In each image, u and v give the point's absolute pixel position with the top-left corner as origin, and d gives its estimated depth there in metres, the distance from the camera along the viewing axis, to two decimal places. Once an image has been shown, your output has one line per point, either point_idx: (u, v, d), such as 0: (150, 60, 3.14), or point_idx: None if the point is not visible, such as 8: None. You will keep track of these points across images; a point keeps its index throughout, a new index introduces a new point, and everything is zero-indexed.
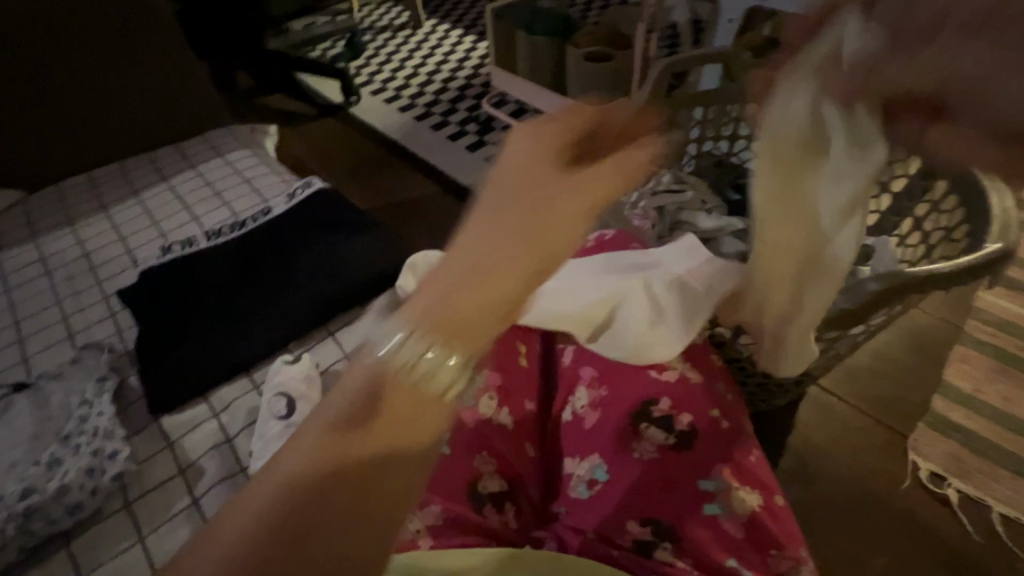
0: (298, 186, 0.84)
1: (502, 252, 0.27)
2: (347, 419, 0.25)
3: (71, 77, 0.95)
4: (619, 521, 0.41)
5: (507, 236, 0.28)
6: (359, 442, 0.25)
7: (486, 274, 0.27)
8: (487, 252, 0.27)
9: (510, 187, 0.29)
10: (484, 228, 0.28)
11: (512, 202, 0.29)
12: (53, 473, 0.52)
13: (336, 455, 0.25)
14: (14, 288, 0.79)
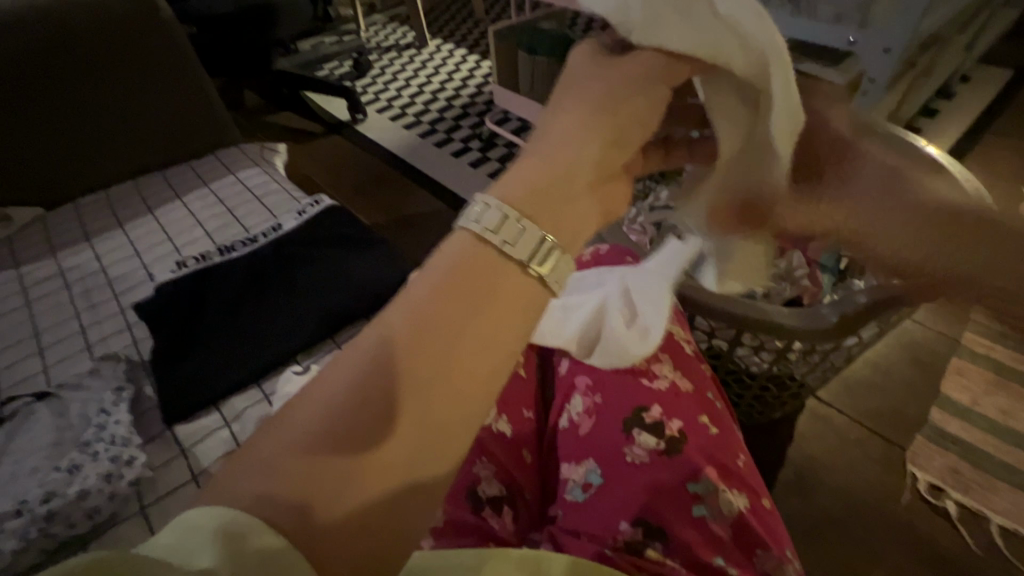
0: (308, 202, 0.87)
1: (578, 151, 0.34)
2: (426, 305, 0.29)
3: (87, 100, 0.97)
4: (611, 523, 0.42)
5: (581, 134, 0.34)
6: (441, 323, 0.29)
7: (562, 169, 0.33)
8: (566, 151, 0.33)
9: (587, 94, 0.34)
10: (561, 133, 0.34)
11: (589, 106, 0.34)
12: (73, 478, 0.54)
13: (421, 332, 0.29)
14: (33, 301, 0.82)
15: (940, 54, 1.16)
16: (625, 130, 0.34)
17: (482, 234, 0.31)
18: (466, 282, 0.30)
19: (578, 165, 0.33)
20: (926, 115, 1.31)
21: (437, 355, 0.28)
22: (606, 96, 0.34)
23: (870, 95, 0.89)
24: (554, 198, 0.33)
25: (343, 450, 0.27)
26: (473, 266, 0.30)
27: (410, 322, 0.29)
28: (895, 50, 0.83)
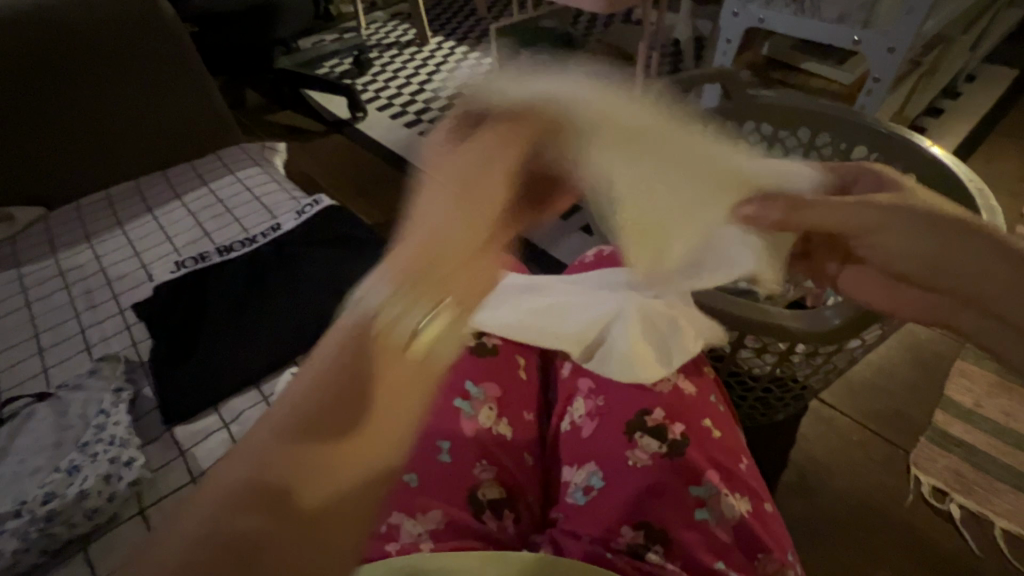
0: (308, 202, 0.87)
1: (457, 216, 0.30)
2: (319, 384, 0.27)
3: (86, 99, 0.97)
4: (613, 526, 0.42)
5: (458, 199, 0.30)
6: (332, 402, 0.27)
7: (443, 235, 0.29)
8: (443, 217, 0.30)
9: (453, 164, 0.31)
10: (435, 207, 0.30)
11: (462, 172, 0.31)
12: (73, 478, 0.54)
13: (307, 420, 0.27)
14: (34, 301, 0.82)
15: (945, 52, 1.15)
16: (493, 192, 0.31)
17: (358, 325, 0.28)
18: (348, 367, 0.27)
19: (453, 235, 0.30)
20: (928, 116, 1.31)
21: (321, 441, 0.26)
22: (479, 165, 0.31)
23: (874, 96, 0.88)
24: (439, 274, 0.29)
25: (233, 546, 0.25)
26: (359, 352, 0.28)
27: (295, 408, 0.27)
28: (899, 52, 0.81)
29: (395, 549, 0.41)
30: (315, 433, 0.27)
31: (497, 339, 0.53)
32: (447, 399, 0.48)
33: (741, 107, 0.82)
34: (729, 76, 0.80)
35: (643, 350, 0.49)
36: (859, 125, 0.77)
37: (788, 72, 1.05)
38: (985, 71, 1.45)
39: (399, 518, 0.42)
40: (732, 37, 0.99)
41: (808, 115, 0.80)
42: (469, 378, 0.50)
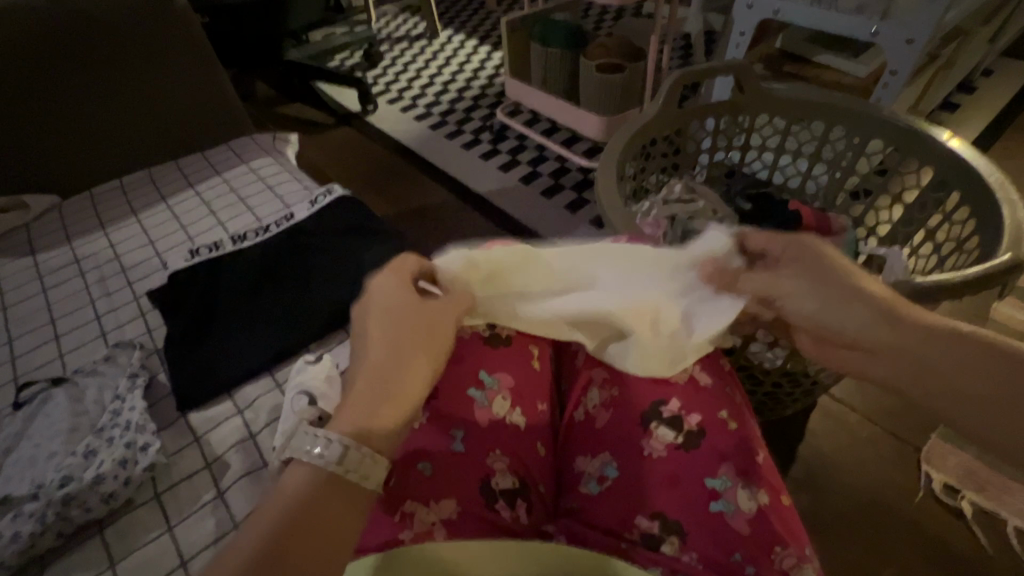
0: (319, 192, 0.87)
1: (403, 361, 0.42)
2: (298, 507, 0.36)
3: (96, 85, 0.97)
4: (627, 517, 0.43)
5: (395, 349, 0.42)
6: (308, 514, 0.36)
7: (394, 373, 0.41)
8: (385, 362, 0.42)
9: (380, 329, 0.43)
10: (390, 346, 0.42)
11: (401, 330, 0.43)
12: (89, 462, 0.55)
13: (290, 530, 0.35)
14: (50, 288, 0.83)
15: (964, 45, 1.13)
16: (431, 331, 0.44)
17: (321, 464, 0.37)
18: (322, 497, 0.37)
19: (392, 374, 0.41)
20: (943, 110, 1.30)
21: (307, 544, 0.35)
22: (414, 323, 0.44)
23: (890, 88, 0.86)
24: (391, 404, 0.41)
25: None
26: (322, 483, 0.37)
27: (279, 526, 0.35)
28: (918, 41, 0.80)
29: (408, 537, 0.42)
30: (298, 537, 0.35)
31: (511, 330, 0.52)
32: (459, 388, 0.47)
33: (754, 100, 0.82)
34: (742, 69, 0.79)
35: (668, 321, 0.49)
36: (877, 121, 0.75)
37: (802, 65, 1.03)
38: (1003, 65, 1.43)
39: (413, 507, 0.43)
40: (746, 30, 0.98)
41: (821, 108, 0.79)
42: (484, 368, 0.49)
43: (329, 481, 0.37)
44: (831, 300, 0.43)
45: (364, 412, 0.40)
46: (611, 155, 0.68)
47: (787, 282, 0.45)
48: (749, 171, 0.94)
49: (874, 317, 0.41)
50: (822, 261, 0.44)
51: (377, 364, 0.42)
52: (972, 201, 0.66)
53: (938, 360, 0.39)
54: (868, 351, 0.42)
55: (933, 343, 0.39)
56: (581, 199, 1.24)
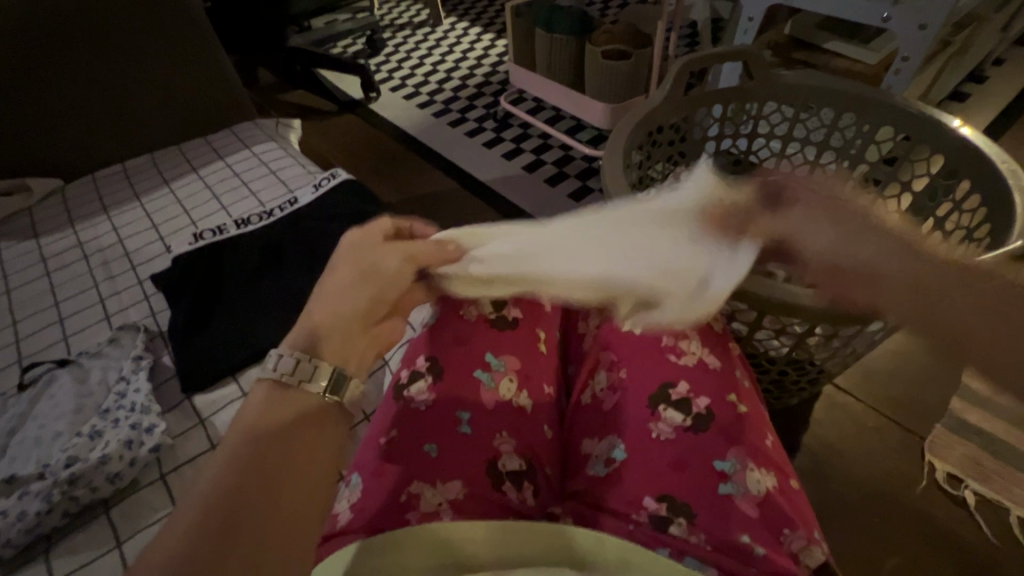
0: (322, 177, 0.87)
1: (354, 294, 0.46)
2: (263, 413, 0.38)
3: (99, 69, 0.96)
4: (634, 499, 0.42)
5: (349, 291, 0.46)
6: (274, 425, 0.37)
7: (346, 304, 0.45)
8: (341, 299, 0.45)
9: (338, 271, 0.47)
10: (345, 289, 0.46)
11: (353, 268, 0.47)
12: (96, 443, 0.55)
13: (259, 440, 0.36)
14: (54, 271, 0.82)
15: (977, 32, 1.11)
16: (387, 286, 0.47)
17: (281, 377, 0.40)
18: (288, 414, 0.39)
19: (347, 316, 0.45)
20: (952, 101, 1.28)
21: (280, 452, 0.36)
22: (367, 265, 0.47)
23: (902, 74, 0.85)
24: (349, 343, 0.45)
25: (231, 509, 0.32)
26: (281, 402, 0.39)
27: (248, 441, 0.36)
28: (931, 26, 0.79)
29: (414, 517, 0.41)
30: (269, 444, 0.36)
31: (518, 313, 0.52)
32: (466, 370, 0.48)
33: (764, 85, 0.80)
34: (751, 54, 0.78)
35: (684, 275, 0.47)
36: (888, 108, 0.74)
37: (812, 53, 1.01)
38: (1013, 55, 1.41)
39: (419, 487, 0.42)
40: (755, 16, 0.96)
41: (830, 96, 0.78)
42: (490, 350, 0.49)
43: (291, 393, 0.40)
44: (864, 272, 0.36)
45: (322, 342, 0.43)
46: (617, 143, 0.67)
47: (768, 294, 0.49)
48: (757, 160, 0.93)
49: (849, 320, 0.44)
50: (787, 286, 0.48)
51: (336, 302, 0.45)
52: (986, 189, 0.65)
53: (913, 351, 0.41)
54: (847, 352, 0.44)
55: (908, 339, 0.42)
56: (585, 187, 1.24)
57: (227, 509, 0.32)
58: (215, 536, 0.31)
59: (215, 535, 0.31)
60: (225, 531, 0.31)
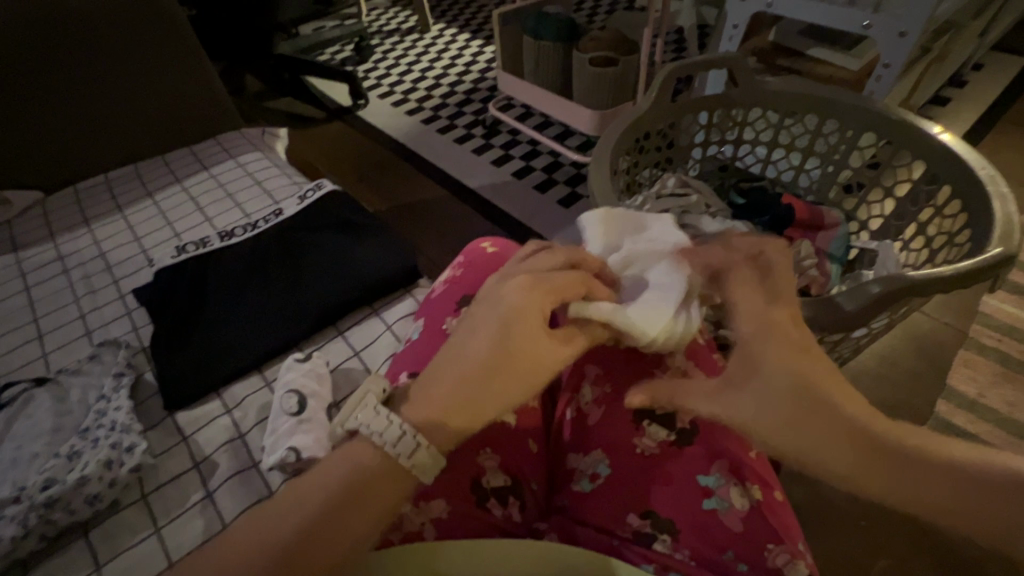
0: (308, 187, 0.86)
1: (474, 375, 0.37)
2: (353, 474, 0.36)
3: (75, 78, 0.94)
4: (620, 515, 0.43)
5: (478, 378, 0.37)
6: (360, 483, 0.36)
7: (459, 386, 0.37)
8: (474, 379, 0.37)
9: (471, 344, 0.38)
10: (474, 360, 0.37)
11: (480, 338, 0.38)
12: (74, 464, 0.54)
13: (339, 502, 0.35)
14: (33, 286, 0.81)
15: (957, 39, 1.13)
16: None
17: (386, 449, 0.37)
18: (374, 480, 0.36)
19: (464, 387, 0.37)
20: (933, 105, 1.31)
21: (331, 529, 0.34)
22: (497, 336, 0.38)
23: (883, 81, 0.86)
24: (452, 410, 0.37)
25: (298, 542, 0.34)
26: (372, 470, 0.37)
27: (348, 475, 0.36)
28: (911, 33, 0.79)
29: (397, 537, 0.42)
30: (341, 511, 0.35)
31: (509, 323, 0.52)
32: None
33: (749, 92, 0.81)
34: (736, 62, 0.78)
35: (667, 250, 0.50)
36: (873, 115, 0.75)
37: (795, 59, 1.03)
38: (990, 61, 1.45)
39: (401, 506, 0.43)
40: (739, 23, 0.97)
41: (815, 103, 0.78)
42: None
43: (386, 469, 0.36)
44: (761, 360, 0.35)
45: (435, 423, 0.37)
46: (604, 150, 0.67)
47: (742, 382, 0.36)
48: (742, 165, 0.94)
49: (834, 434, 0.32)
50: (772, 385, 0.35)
51: (460, 369, 0.38)
52: (965, 194, 0.65)
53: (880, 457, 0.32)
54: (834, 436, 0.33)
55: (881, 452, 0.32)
56: (574, 193, 1.24)
57: (281, 544, 0.34)
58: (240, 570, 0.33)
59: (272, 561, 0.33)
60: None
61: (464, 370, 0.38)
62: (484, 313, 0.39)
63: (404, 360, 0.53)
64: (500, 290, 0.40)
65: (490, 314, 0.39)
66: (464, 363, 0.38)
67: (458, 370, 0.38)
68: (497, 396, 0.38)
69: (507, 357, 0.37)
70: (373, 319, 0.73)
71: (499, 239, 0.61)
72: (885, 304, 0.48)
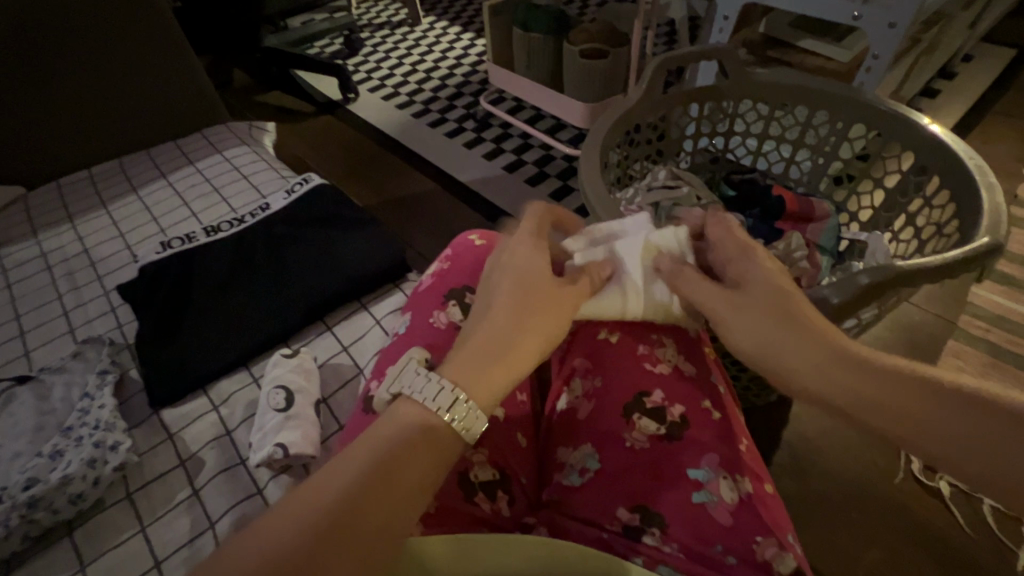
0: (296, 181, 0.85)
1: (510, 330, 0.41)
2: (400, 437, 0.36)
3: (52, 71, 0.92)
4: (609, 508, 0.43)
5: (505, 331, 0.41)
6: (397, 461, 0.35)
7: (493, 340, 0.41)
8: (506, 332, 0.41)
9: (491, 306, 0.43)
10: (505, 318, 0.41)
11: (507, 300, 0.42)
12: (56, 463, 0.53)
13: (368, 486, 0.34)
14: (14, 283, 0.80)
15: (946, 31, 1.13)
16: None
17: (433, 408, 0.37)
18: (421, 440, 0.36)
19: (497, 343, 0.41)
20: (923, 97, 1.31)
21: (362, 524, 0.33)
22: (522, 293, 0.43)
23: (873, 72, 0.85)
24: (489, 364, 0.40)
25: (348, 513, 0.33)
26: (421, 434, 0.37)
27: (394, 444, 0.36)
28: (900, 25, 0.79)
29: None
30: (368, 500, 0.33)
31: None
32: None
33: (740, 84, 0.80)
34: (727, 53, 0.78)
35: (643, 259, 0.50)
36: (862, 105, 0.74)
37: (786, 51, 1.02)
38: (980, 53, 1.45)
39: None
40: (729, 14, 0.97)
41: (807, 94, 0.78)
42: None
43: (432, 429, 0.37)
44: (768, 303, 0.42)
45: (476, 373, 0.40)
46: (594, 142, 0.66)
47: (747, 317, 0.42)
48: (734, 158, 0.93)
49: (818, 355, 0.39)
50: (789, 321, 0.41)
51: (493, 325, 0.41)
52: (953, 185, 0.65)
53: (867, 384, 0.38)
54: (823, 358, 0.39)
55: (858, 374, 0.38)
56: (565, 187, 1.23)
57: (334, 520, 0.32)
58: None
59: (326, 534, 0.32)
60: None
61: (495, 324, 0.41)
62: (505, 277, 0.44)
63: (389, 355, 0.53)
64: (505, 264, 0.45)
65: (509, 277, 0.44)
66: (498, 319, 0.42)
67: (491, 327, 0.41)
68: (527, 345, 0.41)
69: (532, 309, 0.42)
70: (361, 313, 0.73)
71: (487, 231, 0.61)
72: (873, 294, 0.48)
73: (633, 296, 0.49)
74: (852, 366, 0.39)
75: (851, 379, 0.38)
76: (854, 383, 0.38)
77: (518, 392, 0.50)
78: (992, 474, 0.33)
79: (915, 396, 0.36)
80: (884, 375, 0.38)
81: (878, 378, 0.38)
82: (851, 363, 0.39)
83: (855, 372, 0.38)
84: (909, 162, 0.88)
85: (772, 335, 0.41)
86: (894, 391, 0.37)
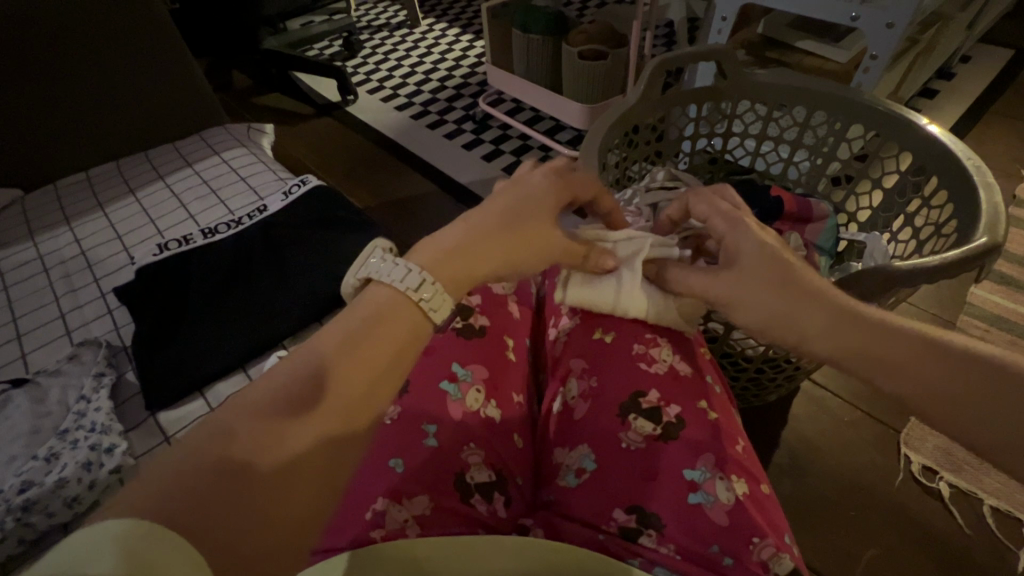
0: (293, 183, 0.85)
1: (488, 238, 0.42)
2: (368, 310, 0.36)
3: (46, 70, 0.91)
4: (605, 509, 0.43)
5: (485, 246, 0.41)
6: (359, 359, 0.34)
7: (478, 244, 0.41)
8: (481, 239, 0.41)
9: (482, 213, 0.43)
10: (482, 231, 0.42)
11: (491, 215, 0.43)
12: (51, 467, 0.53)
13: (340, 349, 0.34)
14: (11, 286, 0.79)
15: (945, 31, 1.13)
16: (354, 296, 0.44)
17: (401, 289, 0.37)
18: (393, 313, 0.37)
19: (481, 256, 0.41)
20: (922, 98, 1.31)
21: (325, 400, 0.32)
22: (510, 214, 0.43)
23: (871, 72, 0.85)
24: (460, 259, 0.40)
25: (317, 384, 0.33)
26: (393, 309, 0.37)
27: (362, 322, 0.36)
28: (898, 25, 0.79)
29: (378, 536, 0.41)
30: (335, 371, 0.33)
31: (483, 321, 0.53)
32: (432, 382, 0.48)
33: (739, 84, 0.80)
34: (725, 54, 0.77)
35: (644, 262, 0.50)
36: (860, 105, 0.74)
37: (784, 52, 1.02)
38: (980, 54, 1.45)
39: (384, 504, 0.42)
40: (728, 15, 0.96)
41: (805, 93, 0.78)
42: (456, 361, 0.49)
43: (404, 305, 0.37)
44: (774, 269, 0.41)
45: (447, 271, 0.40)
46: (593, 143, 0.66)
47: (752, 286, 0.42)
48: (733, 159, 0.93)
49: (830, 319, 0.40)
50: (797, 286, 0.41)
51: (470, 232, 0.42)
52: (950, 185, 0.65)
53: (876, 345, 0.39)
54: (832, 322, 0.40)
55: (866, 339, 0.39)
56: None
57: (309, 388, 0.33)
58: (202, 500, 0.28)
59: (302, 397, 0.32)
60: (236, 478, 0.29)
61: (471, 227, 0.42)
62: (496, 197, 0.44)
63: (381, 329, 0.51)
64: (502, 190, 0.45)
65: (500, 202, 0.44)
66: (473, 228, 0.42)
67: (467, 236, 0.42)
68: (501, 244, 0.42)
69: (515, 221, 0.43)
70: None
71: None
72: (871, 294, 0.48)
73: (626, 288, 0.50)
74: (860, 331, 0.40)
75: (857, 340, 0.39)
76: (863, 346, 0.39)
77: (514, 393, 0.50)
78: (988, 429, 0.35)
79: (919, 365, 0.38)
80: (889, 338, 0.39)
81: (886, 343, 0.39)
82: (862, 327, 0.40)
83: (863, 334, 0.39)
84: (907, 162, 0.88)
85: (782, 301, 0.41)
86: (897, 359, 0.38)
